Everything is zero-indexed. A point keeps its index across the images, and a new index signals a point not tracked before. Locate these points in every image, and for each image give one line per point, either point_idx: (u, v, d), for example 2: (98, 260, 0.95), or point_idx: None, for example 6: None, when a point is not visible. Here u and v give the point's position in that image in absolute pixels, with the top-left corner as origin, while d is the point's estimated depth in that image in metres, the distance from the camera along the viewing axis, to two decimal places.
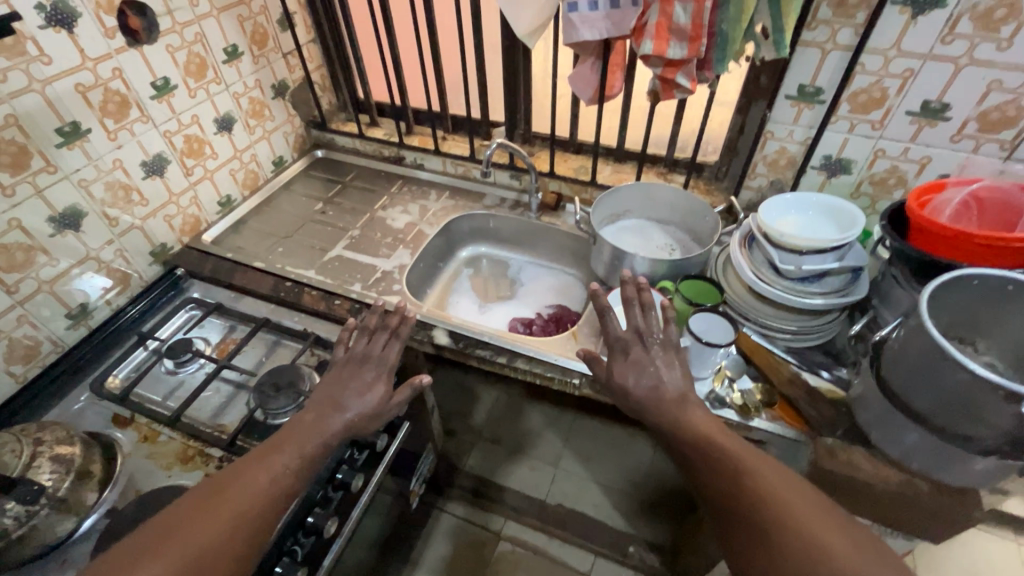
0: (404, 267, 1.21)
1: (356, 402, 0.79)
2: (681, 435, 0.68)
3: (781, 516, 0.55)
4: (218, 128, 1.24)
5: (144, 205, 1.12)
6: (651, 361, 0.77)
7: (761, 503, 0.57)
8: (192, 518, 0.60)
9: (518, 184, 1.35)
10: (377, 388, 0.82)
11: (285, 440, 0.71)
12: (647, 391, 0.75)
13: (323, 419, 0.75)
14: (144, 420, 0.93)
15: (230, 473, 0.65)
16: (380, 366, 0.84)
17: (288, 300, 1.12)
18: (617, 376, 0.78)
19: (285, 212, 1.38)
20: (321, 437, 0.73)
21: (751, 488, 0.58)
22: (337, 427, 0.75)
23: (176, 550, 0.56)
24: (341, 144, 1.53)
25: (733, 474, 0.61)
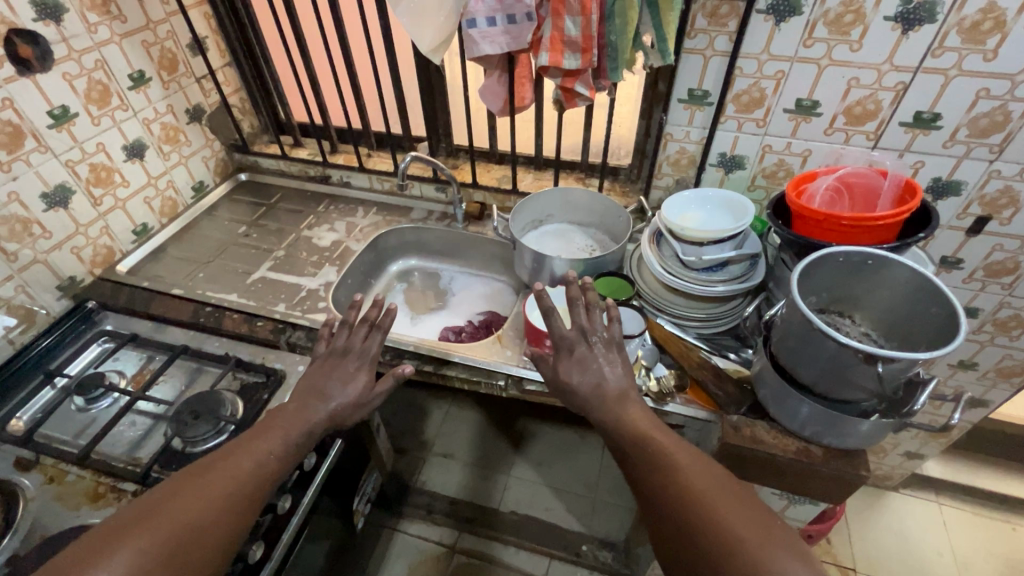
0: (331, 285, 1.21)
1: (339, 391, 0.82)
2: (622, 430, 0.70)
3: (695, 491, 0.59)
4: (128, 155, 1.21)
5: (48, 238, 1.08)
6: (594, 359, 0.77)
7: (676, 477, 0.62)
8: (179, 497, 0.61)
9: (444, 197, 1.37)
10: (360, 378, 0.84)
11: (271, 425, 0.75)
12: (590, 386, 0.75)
13: (307, 407, 0.79)
14: (50, 461, 0.89)
15: (215, 457, 0.68)
16: (361, 358, 0.86)
17: (209, 325, 1.10)
18: (563, 374, 0.78)
19: (207, 237, 1.35)
20: (305, 425, 0.76)
21: (672, 468, 0.63)
22: (320, 416, 0.78)
23: (167, 522, 0.59)
24: (265, 166, 1.52)
25: (658, 457, 0.65)
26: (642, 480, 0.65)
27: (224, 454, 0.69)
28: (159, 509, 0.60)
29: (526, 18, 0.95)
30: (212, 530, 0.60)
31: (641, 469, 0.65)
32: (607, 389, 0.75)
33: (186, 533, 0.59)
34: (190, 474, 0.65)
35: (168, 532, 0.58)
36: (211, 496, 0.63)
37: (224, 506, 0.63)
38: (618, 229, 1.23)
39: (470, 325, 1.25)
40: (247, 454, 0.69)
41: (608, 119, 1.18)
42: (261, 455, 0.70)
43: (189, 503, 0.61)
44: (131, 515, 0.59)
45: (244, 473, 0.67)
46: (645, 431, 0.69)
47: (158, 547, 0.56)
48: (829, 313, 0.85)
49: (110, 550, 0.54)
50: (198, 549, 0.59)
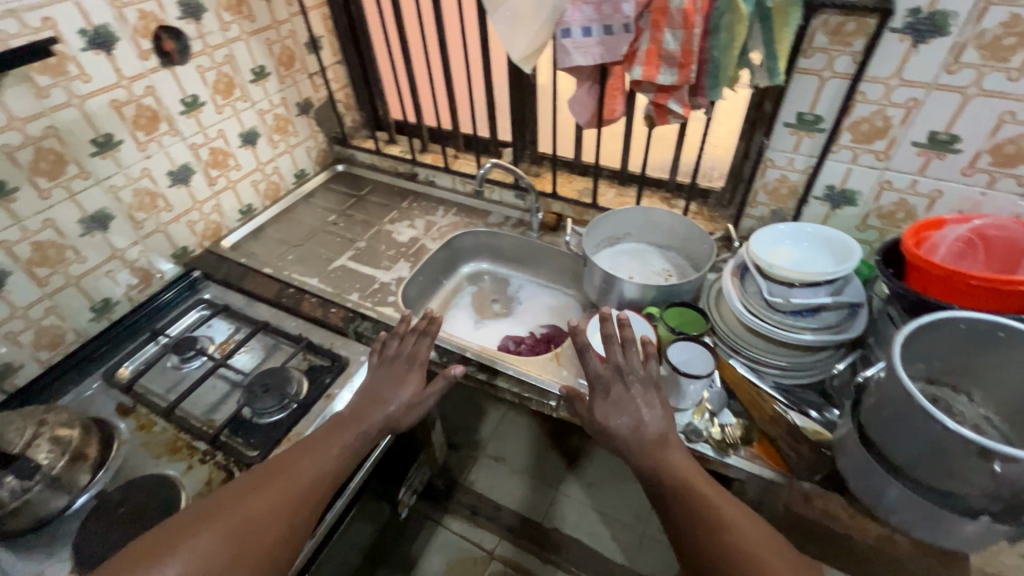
0: (402, 280, 1.24)
1: (394, 396, 0.85)
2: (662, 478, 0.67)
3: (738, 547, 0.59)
4: (243, 141, 1.32)
5: (169, 210, 1.21)
6: (632, 400, 0.74)
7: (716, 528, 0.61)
8: (243, 494, 0.69)
9: (522, 204, 1.36)
10: (411, 380, 0.88)
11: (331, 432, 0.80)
12: (627, 428, 0.72)
13: (364, 414, 0.83)
14: (144, 410, 1.00)
15: (284, 457, 0.75)
16: (411, 361, 0.90)
17: (289, 305, 1.18)
18: (599, 412, 0.75)
19: (302, 221, 1.45)
20: (361, 429, 0.81)
21: (717, 523, 0.62)
22: (376, 421, 0.82)
23: (232, 518, 0.66)
24: (361, 159, 1.60)
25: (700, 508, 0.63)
26: (682, 533, 0.63)
27: (288, 456, 0.76)
28: (230, 503, 0.68)
29: (624, 29, 0.90)
30: (270, 531, 0.67)
31: (680, 519, 0.64)
32: (644, 431, 0.71)
33: (247, 531, 0.66)
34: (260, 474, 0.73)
35: (231, 528, 0.65)
36: (272, 495, 0.70)
37: (282, 507, 0.69)
38: (700, 256, 1.16)
39: (531, 338, 1.23)
40: (309, 457, 0.76)
41: (702, 138, 1.10)
42: (321, 459, 0.76)
43: (251, 502, 0.68)
44: (207, 506, 0.68)
45: (304, 476, 0.73)
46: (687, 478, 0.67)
47: (221, 541, 0.64)
48: (938, 386, 0.73)
49: (183, 539, 0.63)
50: (256, 546, 0.66)
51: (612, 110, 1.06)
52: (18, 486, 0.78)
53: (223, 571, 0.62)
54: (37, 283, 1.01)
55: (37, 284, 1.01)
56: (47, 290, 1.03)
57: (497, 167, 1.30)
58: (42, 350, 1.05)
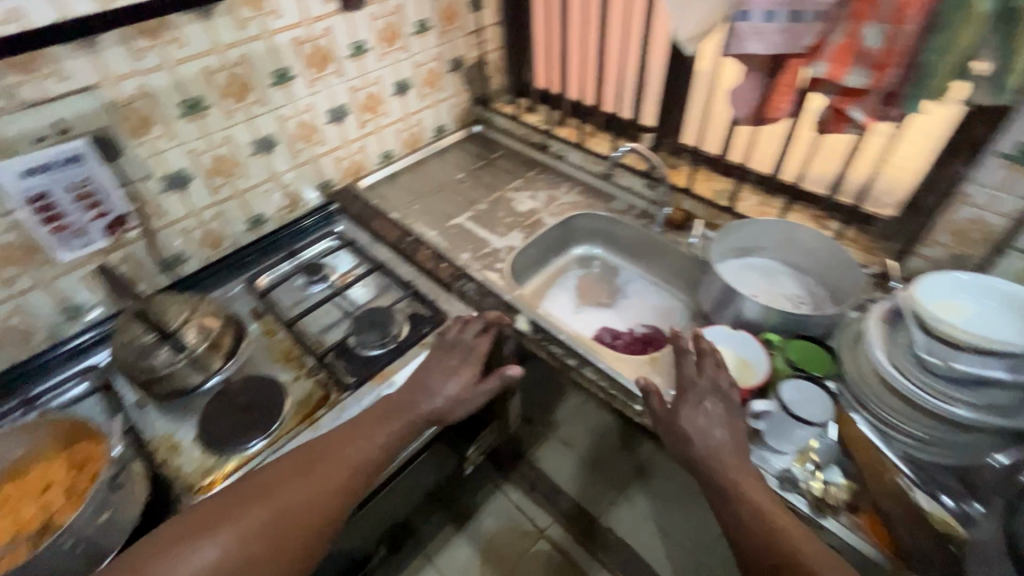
0: (513, 249, 1.25)
1: (445, 387, 0.90)
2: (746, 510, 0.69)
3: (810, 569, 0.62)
4: (395, 90, 1.40)
5: (323, 145, 1.32)
6: (718, 415, 0.79)
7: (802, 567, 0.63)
8: (285, 481, 0.75)
9: (650, 194, 1.28)
10: (463, 373, 0.92)
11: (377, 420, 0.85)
12: (711, 438, 0.77)
13: (412, 403, 0.87)
14: (271, 318, 1.14)
15: (328, 444, 0.80)
16: (465, 354, 0.95)
17: (406, 252, 1.25)
18: (680, 415, 0.80)
19: (432, 175, 1.52)
20: (407, 417, 0.86)
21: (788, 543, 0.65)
22: (424, 410, 0.87)
23: (276, 501, 0.73)
24: (498, 123, 1.62)
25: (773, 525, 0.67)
26: (754, 547, 0.67)
27: (329, 444, 0.81)
28: (277, 484, 0.75)
29: (818, 17, 0.77)
30: (307, 519, 0.73)
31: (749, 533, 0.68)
32: (725, 444, 0.76)
33: (289, 516, 0.72)
34: (305, 458, 0.78)
35: (275, 512, 0.72)
36: (311, 484, 0.75)
37: (323, 495, 0.75)
38: (847, 284, 1.00)
39: (628, 335, 1.18)
40: (350, 450, 0.80)
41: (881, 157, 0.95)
42: (362, 449, 0.81)
43: (294, 489, 0.74)
44: (256, 485, 0.75)
45: (343, 467, 0.78)
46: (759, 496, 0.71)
47: (265, 523, 0.71)
48: None
49: (232, 517, 0.71)
50: (293, 535, 0.72)
51: (774, 113, 0.97)
52: (170, 358, 0.94)
53: (265, 550, 0.70)
54: (211, 190, 1.17)
55: (211, 191, 1.17)
56: (217, 198, 1.18)
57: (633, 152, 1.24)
58: (205, 248, 1.22)
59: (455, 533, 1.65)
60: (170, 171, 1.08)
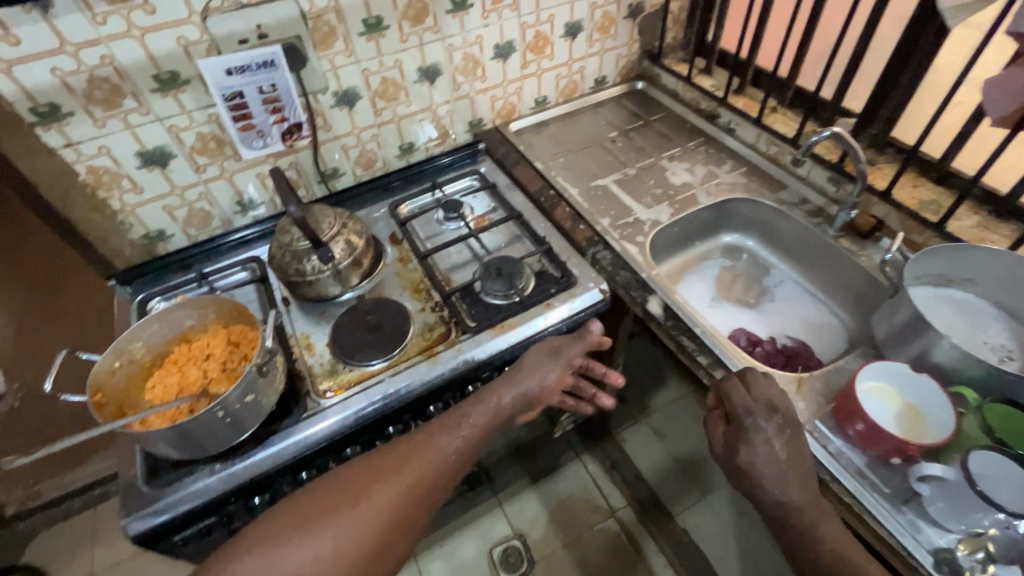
0: (657, 224, 1.15)
1: (530, 382, 0.90)
2: (816, 546, 0.68)
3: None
4: (565, 33, 1.31)
5: (482, 81, 1.29)
6: (774, 442, 0.74)
7: None
8: (374, 482, 0.76)
9: (832, 191, 1.11)
10: (548, 369, 0.92)
11: (464, 413, 0.86)
12: (774, 470, 0.72)
13: (497, 394, 0.89)
14: (406, 246, 1.18)
15: (413, 442, 0.82)
16: (558, 353, 0.94)
17: (545, 206, 1.20)
18: (739, 450, 0.76)
19: (583, 128, 1.43)
20: (491, 408, 0.87)
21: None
22: (507, 400, 0.88)
23: (370, 502, 0.74)
24: (665, 82, 1.48)
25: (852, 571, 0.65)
26: None
27: (411, 446, 0.81)
28: (368, 485, 0.75)
29: None
30: (401, 522, 0.75)
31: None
32: (792, 479, 0.72)
33: (384, 520, 0.73)
34: (391, 457, 0.79)
35: (371, 515, 0.73)
36: (397, 487, 0.76)
37: (406, 498, 0.76)
38: None
39: (767, 343, 1.06)
40: (432, 450, 0.81)
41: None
42: (446, 445, 0.82)
43: (386, 489, 0.75)
44: (345, 482, 0.75)
45: (429, 468, 0.79)
46: (830, 534, 0.68)
47: (361, 528, 0.72)
48: None
49: (326, 518, 0.71)
50: (387, 539, 0.73)
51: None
52: (317, 266, 1.00)
53: (360, 556, 0.71)
54: (374, 111, 1.20)
55: (374, 112, 1.20)
56: (377, 120, 1.22)
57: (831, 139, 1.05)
58: (359, 167, 1.28)
59: (529, 486, 1.70)
60: (343, 88, 1.12)
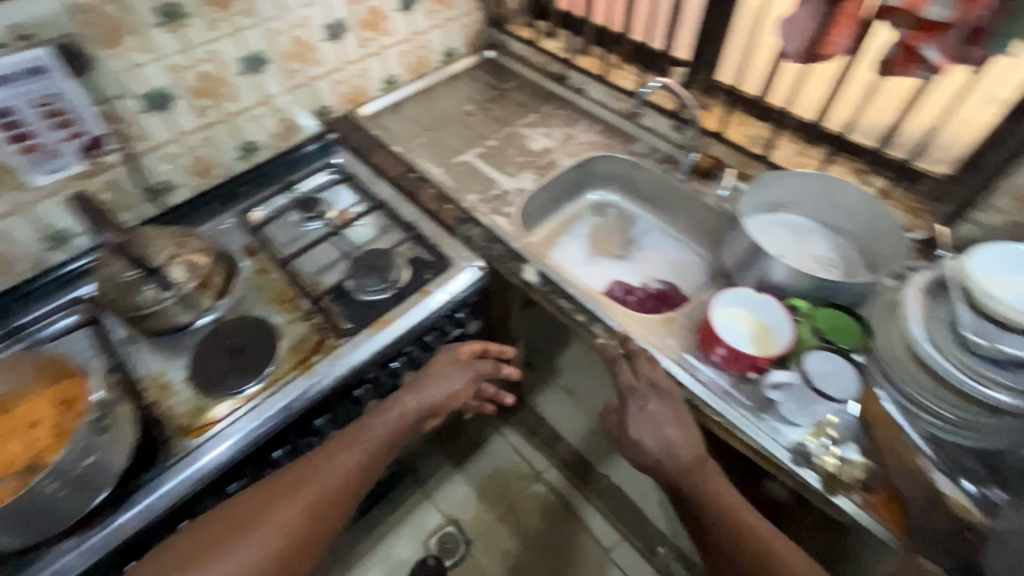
0: (523, 193, 1.16)
1: (436, 389, 0.93)
2: (708, 504, 0.76)
3: (764, 552, 0.70)
4: (400, 5, 1.24)
5: (319, 66, 1.20)
6: (662, 419, 0.80)
7: (760, 548, 0.71)
8: (268, 509, 0.74)
9: (676, 137, 1.19)
10: (454, 376, 0.95)
11: (366, 425, 0.86)
12: (660, 439, 0.79)
13: (399, 399, 0.90)
14: (265, 256, 1.08)
15: (311, 462, 0.81)
16: (463, 362, 0.97)
17: (409, 191, 1.16)
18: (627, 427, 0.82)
19: (439, 104, 1.39)
20: (399, 416, 0.88)
21: (743, 533, 0.72)
22: (411, 406, 0.90)
23: (264, 529, 0.73)
24: (514, 48, 1.47)
25: (733, 519, 0.74)
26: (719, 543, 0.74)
27: (307, 470, 0.80)
28: (261, 513, 0.74)
29: None
30: (303, 544, 0.75)
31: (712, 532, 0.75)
32: (680, 445, 0.78)
33: (283, 545, 0.73)
34: (285, 482, 0.78)
35: (266, 542, 0.72)
36: (294, 508, 0.75)
37: (307, 517, 0.76)
38: (886, 250, 0.93)
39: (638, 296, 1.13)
40: (331, 467, 0.80)
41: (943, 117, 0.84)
42: (347, 458, 0.82)
43: (283, 513, 0.74)
44: (234, 515, 0.74)
45: (332, 483, 0.79)
46: (713, 488, 0.77)
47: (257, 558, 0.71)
48: None
49: (213, 557, 0.69)
50: (289, 563, 0.73)
51: (829, 47, 0.84)
52: (156, 295, 0.88)
53: None
54: (197, 112, 1.07)
55: (197, 113, 1.07)
56: (203, 121, 1.08)
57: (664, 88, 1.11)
58: (194, 177, 1.14)
59: (455, 470, 1.71)
60: (150, 89, 0.98)
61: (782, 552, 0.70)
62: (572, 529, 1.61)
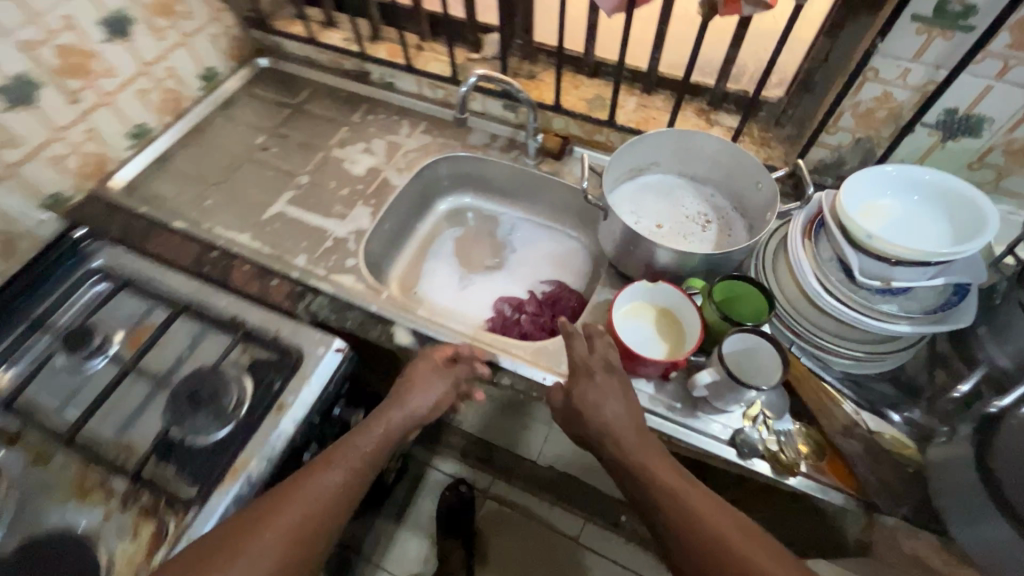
0: (363, 234, 0.95)
1: (419, 399, 0.76)
2: (649, 481, 0.62)
3: (724, 541, 0.56)
4: (108, 33, 0.90)
5: (15, 146, 0.84)
6: (608, 391, 0.69)
7: (713, 531, 0.57)
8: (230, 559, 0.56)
9: (514, 118, 1.05)
10: (438, 385, 0.78)
11: (345, 447, 0.69)
12: (607, 405, 0.68)
13: (384, 414, 0.75)
14: (35, 436, 0.77)
15: (280, 493, 0.63)
16: (446, 372, 0.79)
17: (216, 276, 0.89)
18: (576, 389, 0.70)
19: (220, 146, 1.09)
20: (379, 438, 0.72)
21: (697, 521, 0.57)
22: (397, 422, 0.74)
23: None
24: (291, 50, 1.19)
25: (685, 504, 0.59)
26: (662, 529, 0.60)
27: (278, 495, 0.63)
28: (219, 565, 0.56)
29: None
30: None
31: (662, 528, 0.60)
32: (627, 419, 0.67)
33: None
34: (251, 519, 0.60)
35: None
36: (264, 545, 0.58)
37: (284, 557, 0.59)
38: (750, 195, 0.88)
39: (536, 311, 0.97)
40: (307, 492, 0.63)
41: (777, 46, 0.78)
42: (329, 479, 0.65)
43: (252, 558, 0.57)
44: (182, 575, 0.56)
45: (313, 510, 0.62)
46: (662, 469, 0.63)
47: None
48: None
49: None
50: None
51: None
52: None
53: None
54: None
55: None
56: None
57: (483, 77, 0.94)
58: None
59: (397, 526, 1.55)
60: None
61: (739, 537, 0.56)
62: (534, 532, 1.54)
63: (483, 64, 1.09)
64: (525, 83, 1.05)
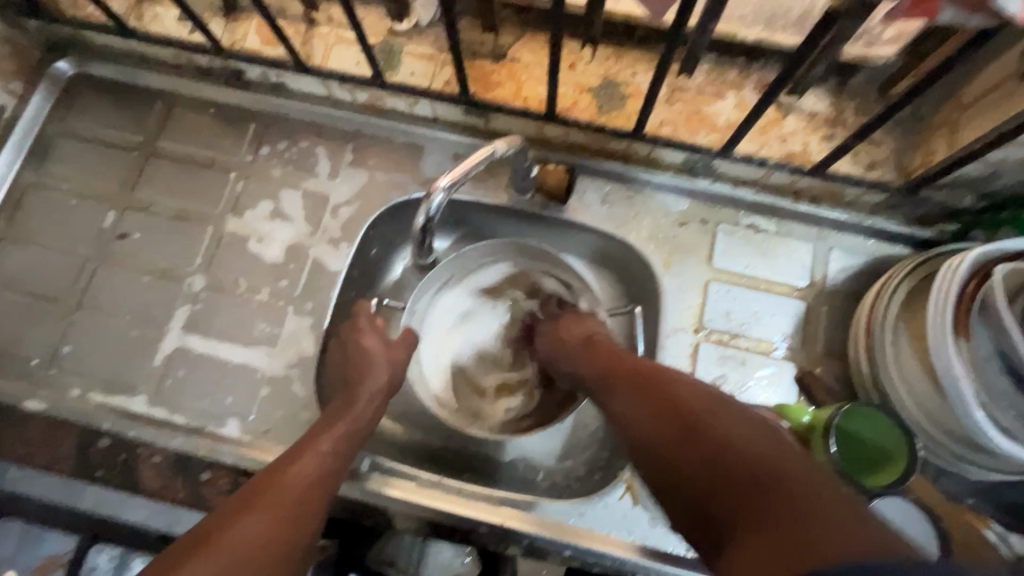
0: (309, 363, 0.66)
1: (376, 368, 0.61)
2: (626, 382, 0.52)
3: (719, 442, 0.41)
4: None
5: None
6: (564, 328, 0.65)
7: (706, 419, 0.43)
8: (243, 531, 0.44)
9: (485, 123, 0.71)
10: (367, 334, 0.63)
11: (339, 417, 0.57)
12: (599, 350, 0.58)
13: (343, 403, 0.58)
14: None
15: (278, 466, 0.50)
16: (357, 362, 0.62)
17: (116, 481, 0.62)
18: (557, 336, 0.64)
19: (44, 238, 0.71)
20: (373, 395, 0.59)
21: (700, 428, 0.42)
22: (371, 401, 0.59)
23: (250, 529, 0.44)
24: (106, 42, 0.75)
25: (672, 401, 0.46)
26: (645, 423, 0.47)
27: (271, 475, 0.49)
28: (237, 518, 0.45)
29: None
30: (292, 533, 0.46)
31: (665, 430, 0.45)
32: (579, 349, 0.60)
33: (262, 549, 0.44)
34: (262, 484, 0.48)
35: (246, 548, 0.43)
36: (273, 513, 0.46)
37: (293, 518, 0.47)
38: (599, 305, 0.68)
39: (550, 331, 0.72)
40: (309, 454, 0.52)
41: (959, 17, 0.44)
42: (336, 449, 0.54)
43: (258, 518, 0.45)
44: (220, 516, 0.45)
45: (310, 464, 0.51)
46: (667, 384, 0.49)
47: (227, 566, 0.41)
48: None
49: (222, 537, 0.43)
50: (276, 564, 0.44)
51: None
52: None
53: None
54: None
55: None
56: None
57: (456, 169, 0.54)
58: None
59: None
60: None
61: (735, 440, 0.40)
62: None
63: (421, 39, 0.69)
64: (493, 71, 0.67)
